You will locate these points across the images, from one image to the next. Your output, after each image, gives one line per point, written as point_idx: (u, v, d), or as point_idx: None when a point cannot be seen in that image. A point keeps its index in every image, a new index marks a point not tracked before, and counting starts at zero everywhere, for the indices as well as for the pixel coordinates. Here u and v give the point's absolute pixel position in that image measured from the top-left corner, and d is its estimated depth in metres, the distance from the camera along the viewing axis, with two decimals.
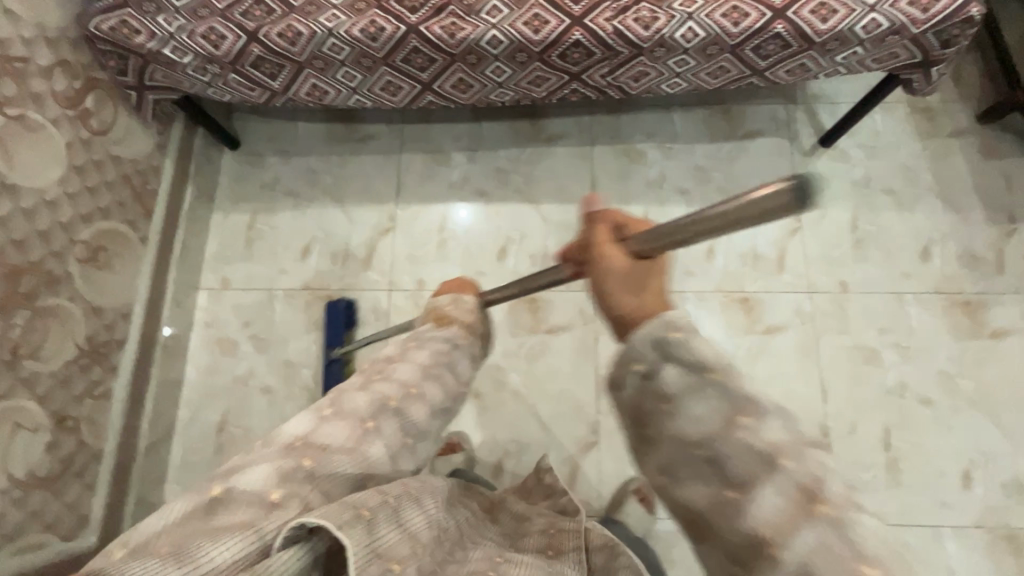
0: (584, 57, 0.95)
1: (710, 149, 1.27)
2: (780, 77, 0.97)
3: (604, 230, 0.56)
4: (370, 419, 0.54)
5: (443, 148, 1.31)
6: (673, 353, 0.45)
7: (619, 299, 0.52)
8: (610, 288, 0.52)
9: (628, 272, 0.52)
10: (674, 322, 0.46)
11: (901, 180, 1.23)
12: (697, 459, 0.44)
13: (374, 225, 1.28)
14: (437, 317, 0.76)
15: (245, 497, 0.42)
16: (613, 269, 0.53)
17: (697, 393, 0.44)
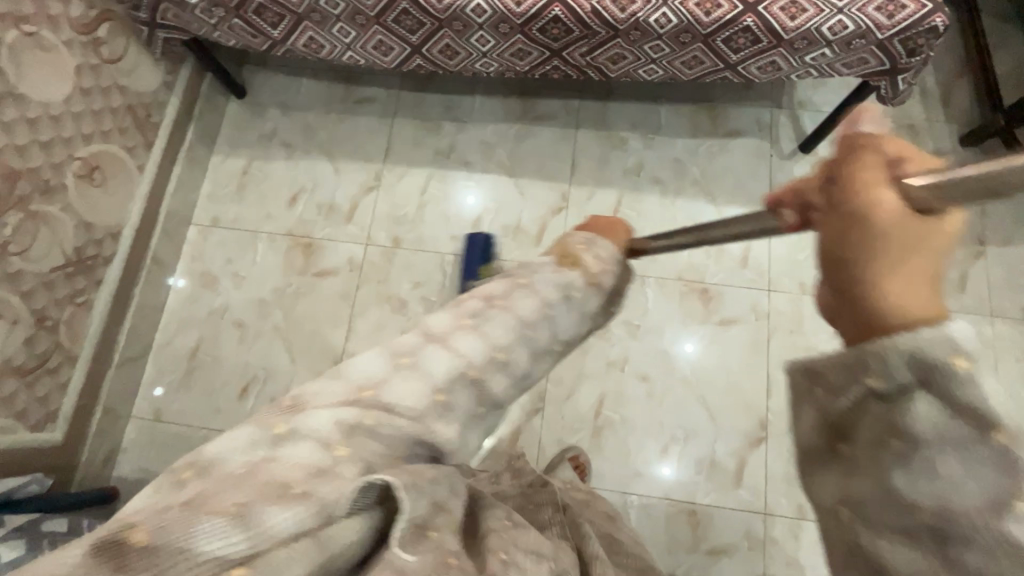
0: (564, 33, 0.99)
1: (691, 144, 1.31)
2: (751, 72, 1.00)
3: (873, 160, 0.34)
4: (402, 359, 0.50)
5: (436, 116, 1.37)
6: (955, 390, 0.30)
7: (899, 291, 0.33)
8: (868, 258, 0.33)
9: (910, 240, 0.33)
10: (964, 344, 0.30)
11: None
12: (916, 523, 0.31)
13: (360, 182, 1.34)
14: (564, 254, 0.68)
15: (288, 448, 0.38)
16: (884, 219, 0.33)
17: (918, 400, 0.31)
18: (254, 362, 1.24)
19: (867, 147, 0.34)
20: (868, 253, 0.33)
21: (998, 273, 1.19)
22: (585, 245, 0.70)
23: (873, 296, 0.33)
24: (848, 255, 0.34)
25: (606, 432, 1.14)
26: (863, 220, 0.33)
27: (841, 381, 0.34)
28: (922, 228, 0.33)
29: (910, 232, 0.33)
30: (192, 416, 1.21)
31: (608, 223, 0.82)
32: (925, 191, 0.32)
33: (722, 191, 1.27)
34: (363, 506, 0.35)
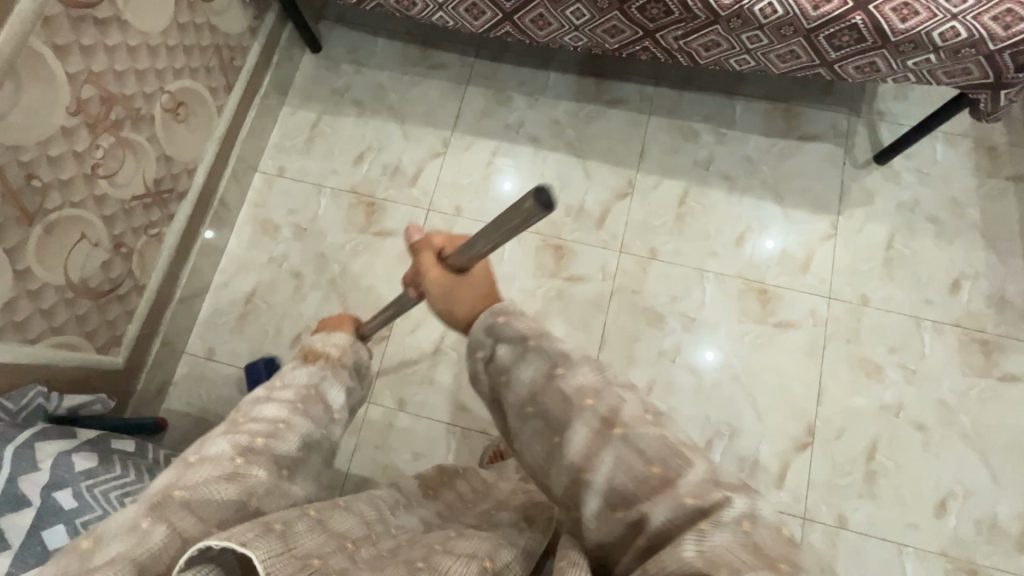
0: (662, 14, 0.98)
1: (764, 143, 1.29)
2: (847, 73, 0.99)
3: (426, 255, 0.73)
4: (191, 457, 0.53)
5: (507, 89, 1.36)
6: (530, 350, 0.59)
7: (466, 302, 0.68)
8: (455, 305, 0.69)
9: (461, 287, 0.70)
10: (552, 346, 0.58)
11: (948, 212, 1.23)
12: (558, 438, 0.55)
13: (427, 148, 1.34)
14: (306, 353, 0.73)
15: (108, 548, 0.44)
16: (431, 277, 0.71)
17: (519, 361, 0.59)
18: (309, 313, 1.25)
19: (426, 244, 0.74)
20: (454, 300, 0.69)
21: None
22: (321, 341, 0.76)
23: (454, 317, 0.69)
24: (444, 295, 0.69)
25: None
26: (460, 277, 0.71)
27: (510, 379, 0.59)
28: (466, 281, 0.70)
29: (475, 285, 0.69)
30: (243, 358, 1.23)
31: (335, 322, 0.84)
32: (459, 262, 0.70)
33: (790, 194, 1.26)
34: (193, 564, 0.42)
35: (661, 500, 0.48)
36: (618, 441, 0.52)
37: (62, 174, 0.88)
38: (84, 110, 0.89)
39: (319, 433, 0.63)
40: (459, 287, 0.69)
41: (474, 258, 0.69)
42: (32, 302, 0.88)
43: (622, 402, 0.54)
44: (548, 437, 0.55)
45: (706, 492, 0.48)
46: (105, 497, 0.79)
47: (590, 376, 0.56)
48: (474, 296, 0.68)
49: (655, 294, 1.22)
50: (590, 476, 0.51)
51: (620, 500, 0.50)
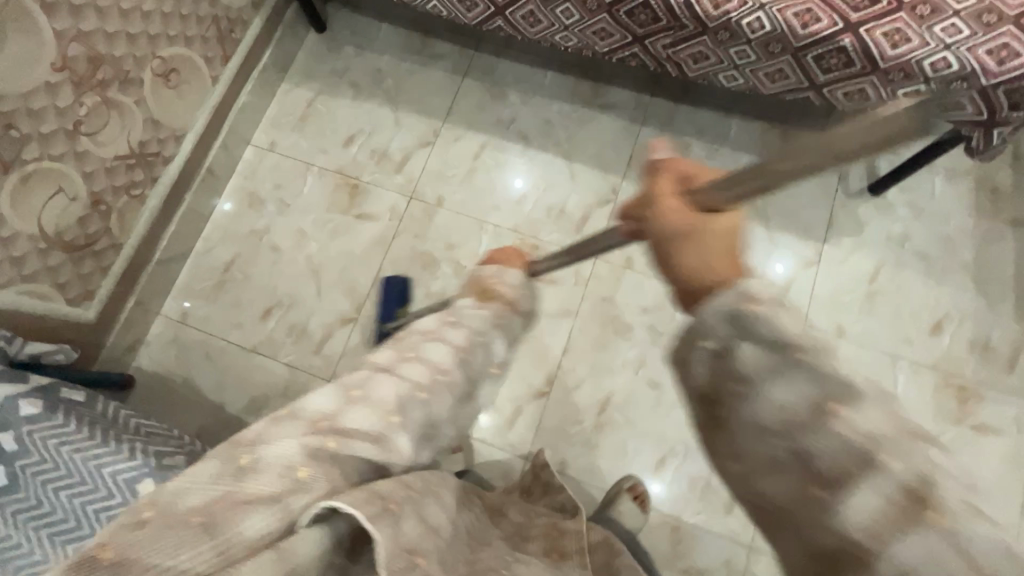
0: (651, 20, 0.97)
1: (755, 162, 1.26)
2: (836, 97, 0.96)
3: (665, 180, 0.51)
4: (285, 410, 0.50)
5: (503, 85, 1.36)
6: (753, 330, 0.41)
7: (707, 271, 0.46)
8: (678, 259, 0.48)
9: (700, 232, 0.48)
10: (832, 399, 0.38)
11: (939, 250, 1.19)
12: (785, 458, 0.39)
13: (417, 136, 1.35)
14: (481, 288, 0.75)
15: (254, 477, 0.43)
16: (675, 216, 0.49)
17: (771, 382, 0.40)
18: (282, 287, 1.27)
19: (671, 165, 0.52)
20: (674, 240, 0.49)
21: None
22: (497, 277, 0.76)
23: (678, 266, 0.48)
24: (678, 244, 0.48)
25: (606, 430, 1.13)
26: (704, 231, 0.48)
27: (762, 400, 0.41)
28: (723, 224, 0.49)
29: (715, 244, 0.48)
30: (215, 325, 1.25)
31: (500, 252, 0.82)
32: (718, 198, 0.48)
33: (776, 216, 1.23)
34: (321, 518, 0.43)
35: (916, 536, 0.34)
36: (876, 475, 0.36)
37: (43, 127, 0.90)
38: (70, 68, 0.91)
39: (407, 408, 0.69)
40: (698, 254, 0.47)
41: (732, 199, 0.48)
42: (2, 248, 0.91)
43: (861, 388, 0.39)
44: (765, 433, 0.40)
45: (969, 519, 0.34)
46: (42, 443, 0.80)
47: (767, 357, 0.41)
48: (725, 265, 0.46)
49: (627, 304, 1.20)
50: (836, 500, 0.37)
51: (850, 553, 0.36)
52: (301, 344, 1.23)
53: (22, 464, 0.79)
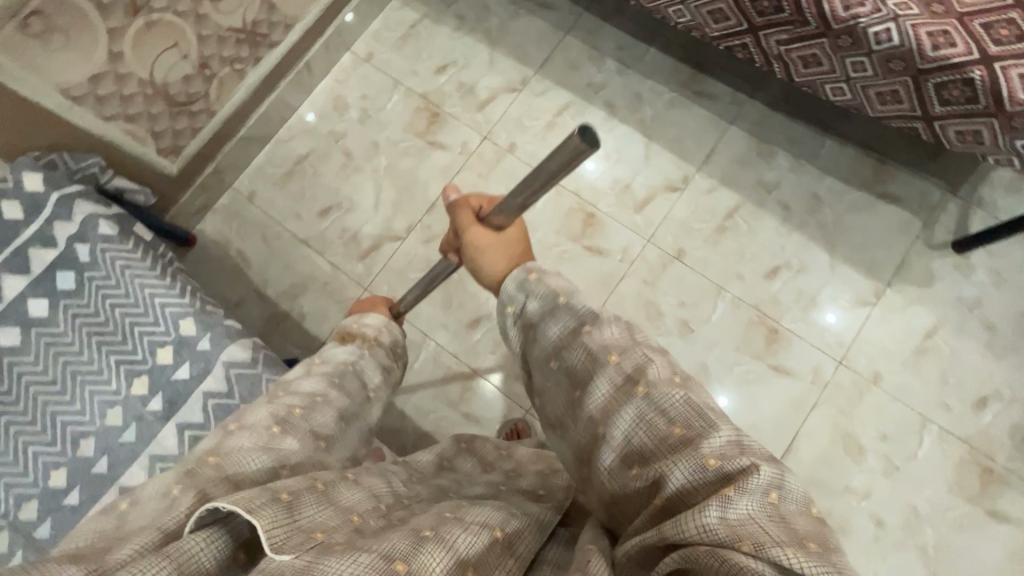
0: (772, 10, 0.93)
1: (839, 187, 1.21)
2: (946, 135, 0.91)
3: (463, 212, 0.73)
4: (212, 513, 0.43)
5: (604, 50, 1.34)
6: (532, 290, 0.62)
7: (493, 263, 0.70)
8: (484, 259, 0.70)
9: (501, 237, 0.71)
10: (530, 273, 0.63)
11: (1009, 325, 1.11)
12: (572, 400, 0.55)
13: (506, 80, 1.35)
14: (344, 336, 0.79)
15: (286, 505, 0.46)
16: (480, 236, 0.71)
17: (530, 300, 0.62)
18: (344, 192, 1.32)
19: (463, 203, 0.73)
20: (486, 249, 0.71)
21: None
22: (361, 322, 0.82)
23: (478, 266, 0.72)
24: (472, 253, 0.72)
25: None
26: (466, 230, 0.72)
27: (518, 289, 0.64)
28: (504, 238, 0.71)
29: (507, 247, 0.70)
30: (277, 210, 1.33)
31: (369, 302, 0.94)
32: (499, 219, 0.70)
33: (844, 247, 1.18)
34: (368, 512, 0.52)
35: (661, 459, 0.46)
36: (627, 395, 0.49)
37: None
38: None
39: (353, 409, 0.67)
40: (486, 257, 0.70)
41: (513, 220, 0.69)
42: (116, 83, 0.99)
43: (649, 362, 0.51)
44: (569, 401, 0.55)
45: (733, 456, 0.43)
46: (111, 261, 0.89)
47: (617, 335, 0.54)
48: (494, 261, 0.70)
49: (664, 293, 1.19)
50: (609, 435, 0.49)
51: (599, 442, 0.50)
52: (347, 249, 1.29)
53: (91, 276, 0.88)
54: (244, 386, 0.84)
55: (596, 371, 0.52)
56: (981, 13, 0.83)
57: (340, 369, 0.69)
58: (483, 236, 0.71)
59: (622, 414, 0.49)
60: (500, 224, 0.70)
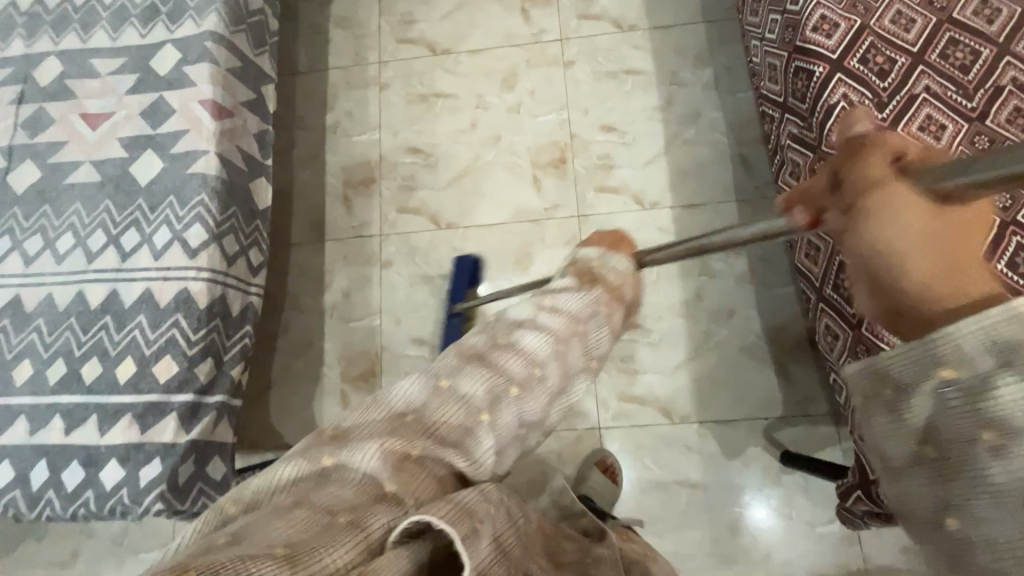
0: (799, 99, 0.86)
1: (753, 325, 1.14)
2: (818, 321, 0.83)
3: (874, 167, 0.42)
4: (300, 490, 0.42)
5: (715, 63, 1.28)
6: (1020, 361, 0.31)
7: (926, 271, 0.37)
8: (914, 264, 0.37)
9: (932, 227, 0.38)
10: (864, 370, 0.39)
11: (746, 543, 1.05)
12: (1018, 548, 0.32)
13: (622, 16, 1.34)
14: (582, 271, 0.74)
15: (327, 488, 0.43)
16: (923, 219, 0.38)
17: (1005, 380, 0.32)
18: None
19: (880, 147, 0.43)
20: (909, 216, 0.39)
21: None
22: (599, 260, 0.76)
23: (904, 282, 0.38)
24: (898, 246, 0.38)
25: (429, 285, 1.24)
26: (908, 206, 0.39)
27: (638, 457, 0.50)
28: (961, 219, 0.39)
29: (947, 244, 0.37)
30: None
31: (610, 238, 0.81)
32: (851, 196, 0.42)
33: (699, 364, 1.13)
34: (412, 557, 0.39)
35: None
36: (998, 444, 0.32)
37: None
38: None
39: None
40: (915, 253, 0.37)
41: (883, 190, 0.40)
42: None
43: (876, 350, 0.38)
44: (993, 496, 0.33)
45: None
46: None
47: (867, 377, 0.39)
48: (973, 272, 0.36)
49: (545, 259, 1.22)
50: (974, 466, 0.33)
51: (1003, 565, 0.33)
52: (397, 27, 1.41)
53: None
54: None
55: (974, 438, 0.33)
56: None
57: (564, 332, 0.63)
58: (889, 216, 0.39)
59: (1000, 512, 0.32)
60: (935, 197, 0.39)
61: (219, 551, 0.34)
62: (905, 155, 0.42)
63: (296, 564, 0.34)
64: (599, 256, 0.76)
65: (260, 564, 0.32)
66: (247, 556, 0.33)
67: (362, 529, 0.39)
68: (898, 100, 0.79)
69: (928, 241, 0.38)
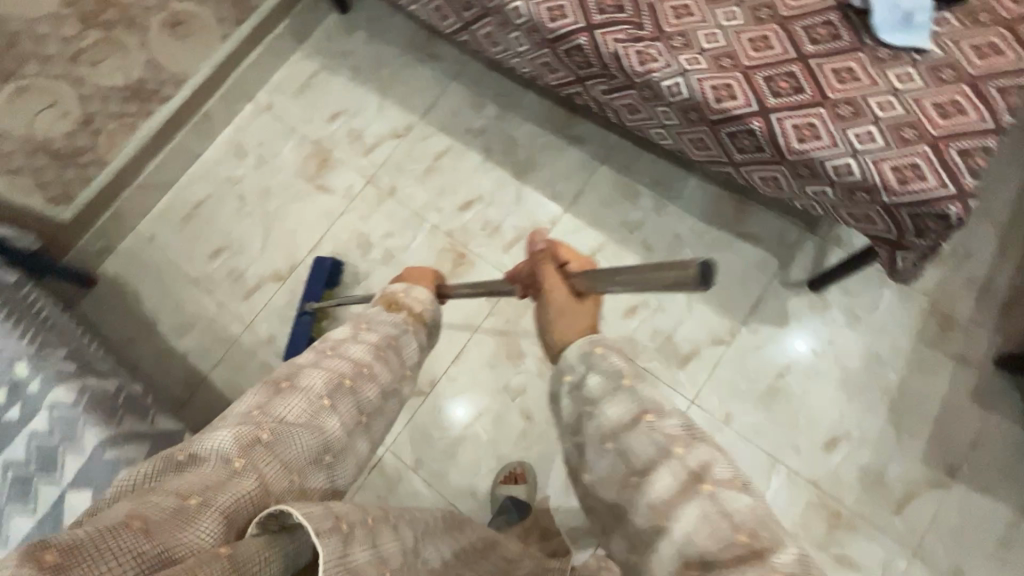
0: (586, 65, 0.97)
1: (699, 227, 1.23)
2: (753, 179, 0.93)
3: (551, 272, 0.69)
4: (181, 453, 0.45)
5: (485, 96, 1.39)
6: (600, 366, 0.54)
7: (565, 326, 0.61)
8: (555, 305, 0.64)
9: (569, 306, 0.64)
10: (603, 342, 0.57)
11: (860, 363, 1.12)
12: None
13: (392, 126, 1.41)
14: (387, 299, 0.79)
15: (195, 467, 0.44)
16: (562, 293, 0.66)
17: (593, 378, 0.54)
18: (235, 234, 1.38)
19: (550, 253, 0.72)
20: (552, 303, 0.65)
21: (950, 513, 1.02)
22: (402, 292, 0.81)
23: (556, 325, 0.62)
24: (551, 308, 0.64)
25: (466, 442, 1.16)
26: (550, 294, 0.66)
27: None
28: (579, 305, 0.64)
29: (568, 309, 0.64)
30: (172, 253, 1.38)
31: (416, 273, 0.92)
32: (581, 286, 0.65)
33: None
34: (277, 529, 0.40)
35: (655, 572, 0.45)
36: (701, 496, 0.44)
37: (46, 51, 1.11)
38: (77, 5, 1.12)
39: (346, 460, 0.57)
40: (561, 317, 0.62)
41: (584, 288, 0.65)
42: None
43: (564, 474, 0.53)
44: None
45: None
46: None
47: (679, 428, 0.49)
48: (581, 320, 0.62)
49: (526, 330, 1.22)
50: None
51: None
52: (234, 288, 1.34)
53: None
54: (62, 427, 0.87)
55: (659, 461, 0.47)
56: (764, 67, 0.86)
57: (386, 343, 0.68)
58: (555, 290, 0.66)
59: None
60: (578, 292, 0.66)
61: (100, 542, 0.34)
62: (564, 259, 0.72)
63: (152, 534, 0.36)
64: (402, 287, 0.83)
65: (120, 544, 0.34)
66: (102, 531, 0.35)
67: (217, 505, 0.40)
68: (647, 12, 0.92)
69: (567, 317, 0.62)
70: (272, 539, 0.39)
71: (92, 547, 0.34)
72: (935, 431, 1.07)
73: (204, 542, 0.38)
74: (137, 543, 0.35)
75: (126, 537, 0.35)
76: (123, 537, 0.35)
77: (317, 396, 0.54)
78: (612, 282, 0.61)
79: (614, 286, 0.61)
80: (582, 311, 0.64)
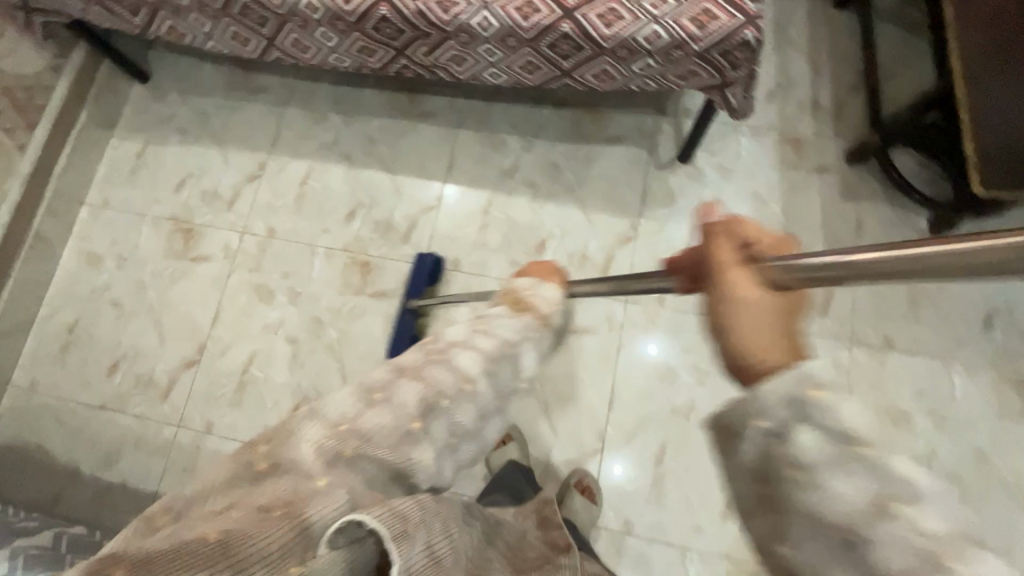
0: (398, 33, 0.98)
1: (569, 149, 1.29)
2: (589, 81, 0.99)
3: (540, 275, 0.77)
4: (260, 465, 0.41)
5: (325, 108, 1.37)
6: (820, 418, 0.34)
7: (754, 335, 0.38)
8: (749, 300, 0.39)
9: (767, 308, 0.39)
10: (819, 378, 0.34)
11: (748, 207, 1.22)
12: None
13: (245, 171, 1.35)
14: (512, 298, 0.69)
15: (267, 473, 0.40)
16: (750, 285, 0.40)
17: (807, 431, 0.34)
18: (126, 341, 1.27)
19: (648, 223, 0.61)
20: (737, 299, 0.40)
21: (863, 297, 1.16)
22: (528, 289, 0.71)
23: (738, 345, 0.38)
24: (727, 310, 0.40)
25: None
26: (737, 295, 0.40)
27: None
28: (750, 284, 0.40)
29: (764, 315, 0.39)
30: (66, 388, 1.25)
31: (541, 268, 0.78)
32: (779, 270, 0.39)
33: (592, 198, 1.25)
34: (356, 538, 0.38)
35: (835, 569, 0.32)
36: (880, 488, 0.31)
37: None
38: None
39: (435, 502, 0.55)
40: (752, 325, 0.38)
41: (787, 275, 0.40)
42: None
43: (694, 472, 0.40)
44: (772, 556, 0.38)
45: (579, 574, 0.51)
46: None
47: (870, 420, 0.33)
48: (778, 325, 0.39)
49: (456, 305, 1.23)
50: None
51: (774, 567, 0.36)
52: (149, 394, 1.24)
53: None
54: None
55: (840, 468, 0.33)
56: None
57: (499, 352, 0.58)
58: (740, 279, 0.40)
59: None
60: (765, 273, 0.40)
61: (160, 558, 0.33)
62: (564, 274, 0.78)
63: (226, 550, 0.34)
64: (531, 285, 0.71)
65: (193, 558, 0.33)
66: (178, 546, 0.33)
67: (297, 516, 0.37)
68: None
69: (770, 342, 0.38)
70: (351, 554, 0.37)
71: (170, 558, 0.33)
72: (828, 236, 1.19)
73: (274, 553, 0.35)
74: (211, 560, 0.33)
75: (203, 548, 0.33)
76: (199, 547, 0.33)
77: (410, 416, 0.47)
78: (820, 263, 0.38)
79: (847, 276, 0.38)
80: (783, 322, 0.40)
